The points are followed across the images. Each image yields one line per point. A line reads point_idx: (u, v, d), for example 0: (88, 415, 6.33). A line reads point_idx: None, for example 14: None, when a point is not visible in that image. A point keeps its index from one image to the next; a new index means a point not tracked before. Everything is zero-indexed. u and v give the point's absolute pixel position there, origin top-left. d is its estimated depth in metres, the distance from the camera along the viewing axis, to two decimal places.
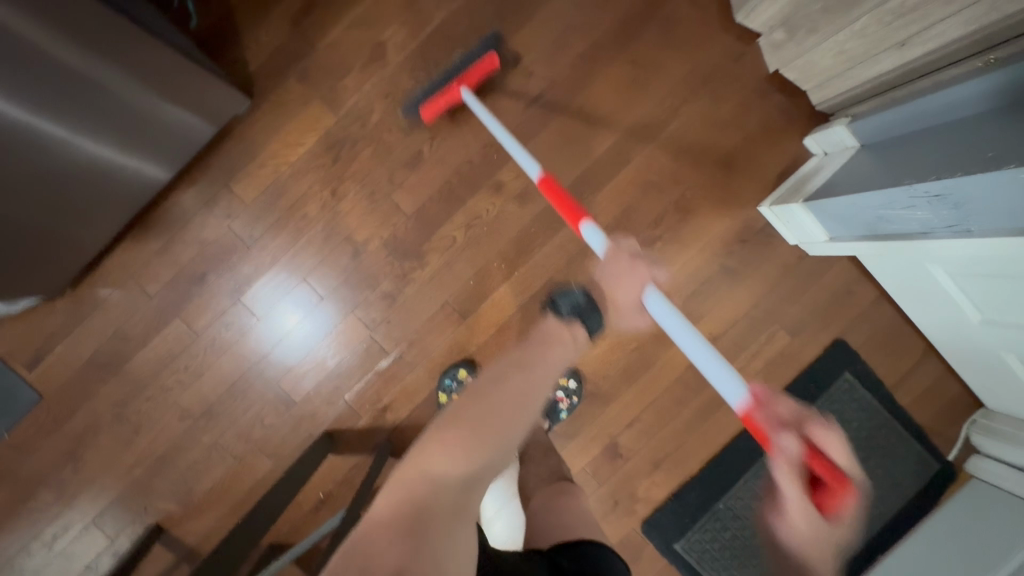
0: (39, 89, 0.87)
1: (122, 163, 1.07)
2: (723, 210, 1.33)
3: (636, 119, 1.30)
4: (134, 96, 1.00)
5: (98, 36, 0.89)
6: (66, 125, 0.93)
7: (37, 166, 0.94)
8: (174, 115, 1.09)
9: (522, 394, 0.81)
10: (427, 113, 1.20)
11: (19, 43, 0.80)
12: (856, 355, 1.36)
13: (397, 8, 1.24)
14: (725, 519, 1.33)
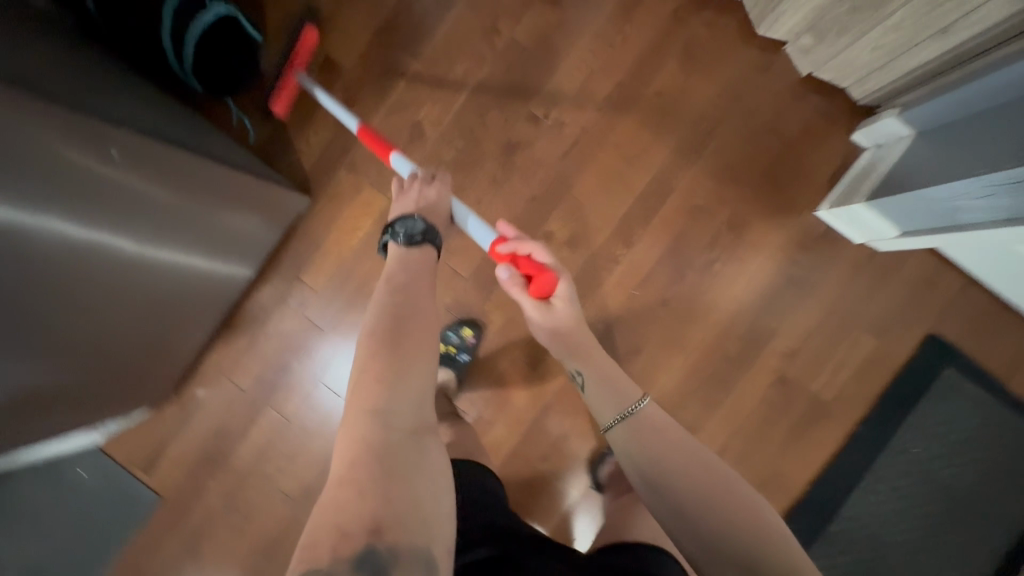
0: (179, 244, 0.99)
1: (212, 278, 1.15)
2: (779, 221, 1.30)
3: (674, 148, 1.30)
4: (233, 224, 1.11)
5: (209, 185, 1.01)
6: (169, 270, 1.00)
7: (169, 304, 1.06)
8: (249, 224, 1.17)
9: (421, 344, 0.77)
10: (280, 108, 1.27)
11: (166, 213, 0.92)
12: (953, 348, 1.27)
13: (428, 87, 1.31)
14: (842, 540, 1.27)
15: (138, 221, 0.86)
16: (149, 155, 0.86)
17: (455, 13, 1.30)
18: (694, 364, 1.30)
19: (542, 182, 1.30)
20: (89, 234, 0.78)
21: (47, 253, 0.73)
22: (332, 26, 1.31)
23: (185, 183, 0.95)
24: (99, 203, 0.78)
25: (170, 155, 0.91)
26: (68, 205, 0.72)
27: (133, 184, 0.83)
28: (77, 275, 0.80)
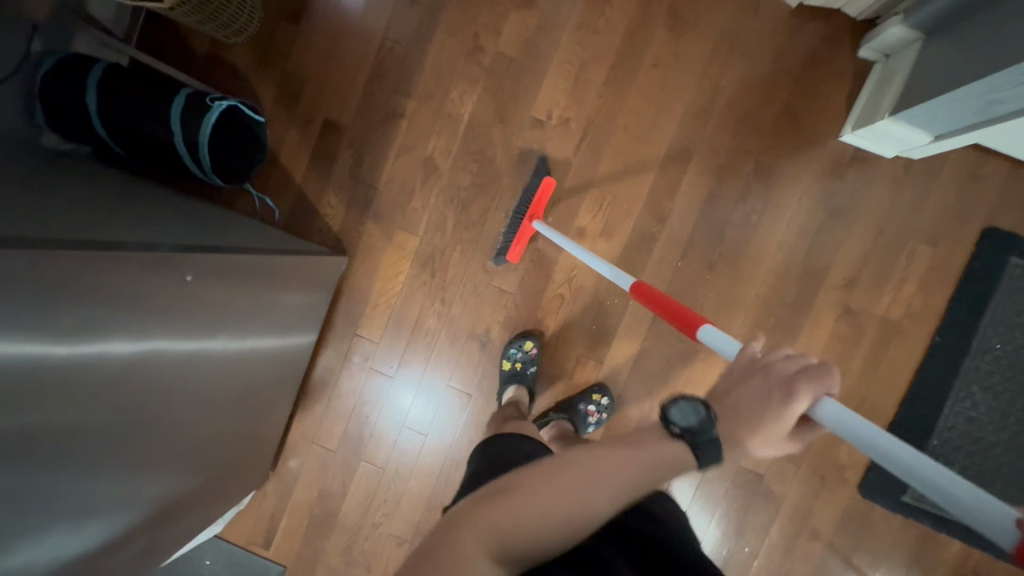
0: (257, 337, 1.06)
1: (289, 354, 1.23)
2: (805, 156, 1.28)
3: (683, 113, 1.29)
4: (295, 303, 1.18)
5: (270, 276, 1.07)
6: (252, 360, 1.07)
7: (259, 387, 1.14)
8: (308, 298, 1.23)
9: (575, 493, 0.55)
10: (513, 256, 1.29)
11: (240, 313, 0.98)
12: (1013, 236, 1.25)
13: (429, 120, 1.32)
14: (946, 453, 1.27)
15: (219, 330, 0.93)
16: (218, 271, 0.92)
17: (436, 42, 1.32)
18: (756, 318, 1.30)
19: (563, 181, 1.31)
20: (183, 356, 0.85)
21: (154, 383, 0.80)
22: (325, 89, 1.34)
23: (253, 283, 1.01)
24: (184, 328, 0.84)
25: (237, 264, 0.97)
26: (160, 340, 0.79)
27: (207, 300, 0.89)
28: (183, 393, 0.88)
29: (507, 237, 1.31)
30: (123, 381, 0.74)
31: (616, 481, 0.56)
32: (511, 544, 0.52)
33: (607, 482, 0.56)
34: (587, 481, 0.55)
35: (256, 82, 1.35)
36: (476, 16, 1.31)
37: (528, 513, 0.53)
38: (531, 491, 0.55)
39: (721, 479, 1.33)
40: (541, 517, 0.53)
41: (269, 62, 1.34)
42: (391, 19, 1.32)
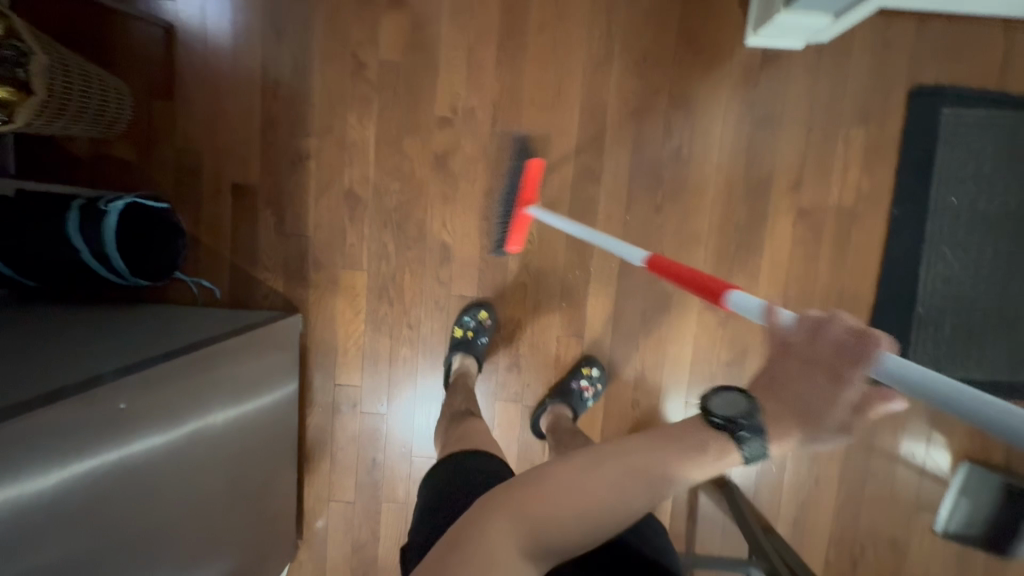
0: (225, 425, 1.01)
1: (273, 416, 1.19)
2: (717, 73, 1.25)
3: (584, 66, 1.25)
4: (259, 377, 1.13)
5: (219, 364, 1.01)
6: (228, 447, 1.03)
7: (247, 468, 1.11)
8: (272, 363, 1.18)
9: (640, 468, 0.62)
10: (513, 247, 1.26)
11: (194, 413, 0.93)
12: (939, 90, 1.23)
13: (337, 152, 1.27)
14: (935, 319, 1.28)
15: (174, 439, 0.88)
16: (157, 381, 0.86)
17: (317, 71, 1.25)
18: (717, 246, 1.29)
19: (488, 172, 1.27)
20: (142, 481, 0.82)
21: (110, 523, 0.77)
22: (221, 154, 1.28)
23: (201, 378, 0.96)
24: (133, 456, 0.80)
25: (176, 366, 0.91)
26: (108, 480, 0.76)
27: (149, 417, 0.84)
28: (159, 511, 0.86)
29: (503, 230, 1.27)
30: (74, 535, 0.71)
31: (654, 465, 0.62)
32: (545, 544, 0.59)
33: (630, 487, 0.61)
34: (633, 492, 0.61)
35: (152, 169, 1.28)
36: (348, 33, 1.24)
37: (553, 513, 0.59)
38: (558, 501, 0.60)
39: None
40: (618, 510, 0.61)
41: (155, 144, 1.28)
42: (263, 63, 1.26)
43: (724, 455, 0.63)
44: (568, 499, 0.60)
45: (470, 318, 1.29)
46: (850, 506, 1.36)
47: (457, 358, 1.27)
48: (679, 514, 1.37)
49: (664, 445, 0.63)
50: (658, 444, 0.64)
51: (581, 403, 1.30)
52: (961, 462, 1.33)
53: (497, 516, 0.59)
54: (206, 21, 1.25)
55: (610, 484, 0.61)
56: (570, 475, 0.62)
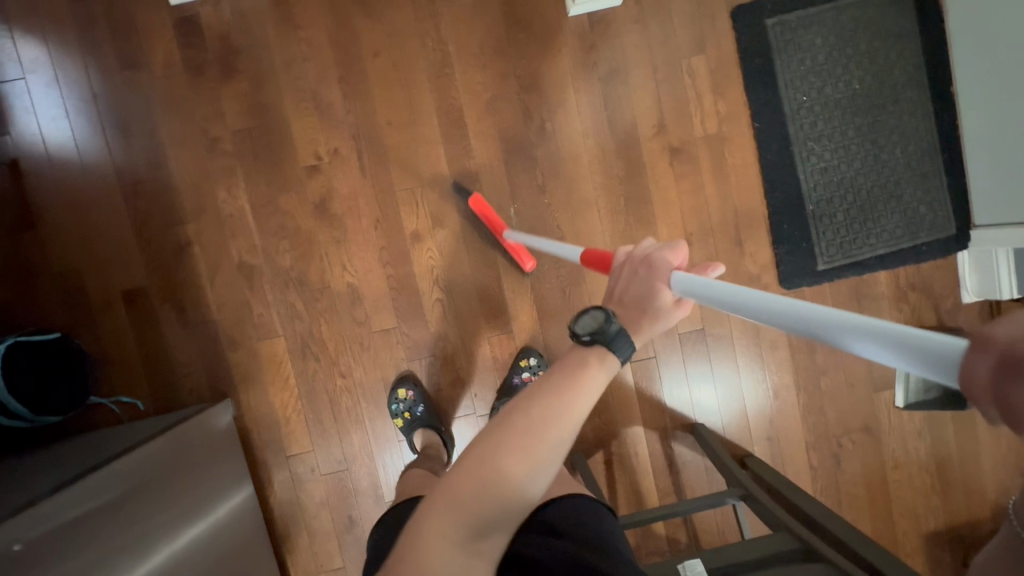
0: (166, 526, 0.97)
1: (223, 508, 1.14)
2: (554, 48, 1.29)
3: (429, 77, 1.28)
4: (190, 471, 1.09)
5: (135, 472, 0.97)
6: (180, 549, 0.98)
7: (211, 564, 1.06)
8: (206, 482, 1.12)
9: (554, 419, 0.60)
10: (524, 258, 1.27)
11: (118, 524, 0.89)
12: (757, 3, 1.30)
13: (218, 230, 1.26)
14: (826, 210, 1.33)
15: (97, 556, 0.83)
16: (59, 514, 0.82)
17: (174, 158, 1.25)
18: (607, 205, 1.32)
19: (370, 205, 1.28)
20: None
21: None
22: (102, 266, 1.25)
23: (123, 500, 0.92)
24: None
25: (88, 492, 0.88)
26: None
27: (54, 544, 0.79)
28: None
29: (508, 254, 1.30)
30: None
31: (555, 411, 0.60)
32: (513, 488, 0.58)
33: (553, 430, 0.60)
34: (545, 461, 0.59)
35: (37, 303, 1.25)
36: (192, 114, 1.25)
37: (505, 459, 0.58)
38: (503, 462, 0.58)
39: (673, 353, 1.36)
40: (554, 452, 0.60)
41: (32, 278, 1.25)
42: (116, 165, 1.25)
43: (594, 367, 0.65)
44: (516, 450, 0.58)
45: (396, 403, 1.27)
46: (814, 407, 1.39)
47: (418, 435, 1.26)
48: (660, 470, 1.37)
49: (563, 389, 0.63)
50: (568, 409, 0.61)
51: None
52: None
53: (467, 478, 0.57)
54: (47, 142, 1.24)
55: (526, 444, 0.58)
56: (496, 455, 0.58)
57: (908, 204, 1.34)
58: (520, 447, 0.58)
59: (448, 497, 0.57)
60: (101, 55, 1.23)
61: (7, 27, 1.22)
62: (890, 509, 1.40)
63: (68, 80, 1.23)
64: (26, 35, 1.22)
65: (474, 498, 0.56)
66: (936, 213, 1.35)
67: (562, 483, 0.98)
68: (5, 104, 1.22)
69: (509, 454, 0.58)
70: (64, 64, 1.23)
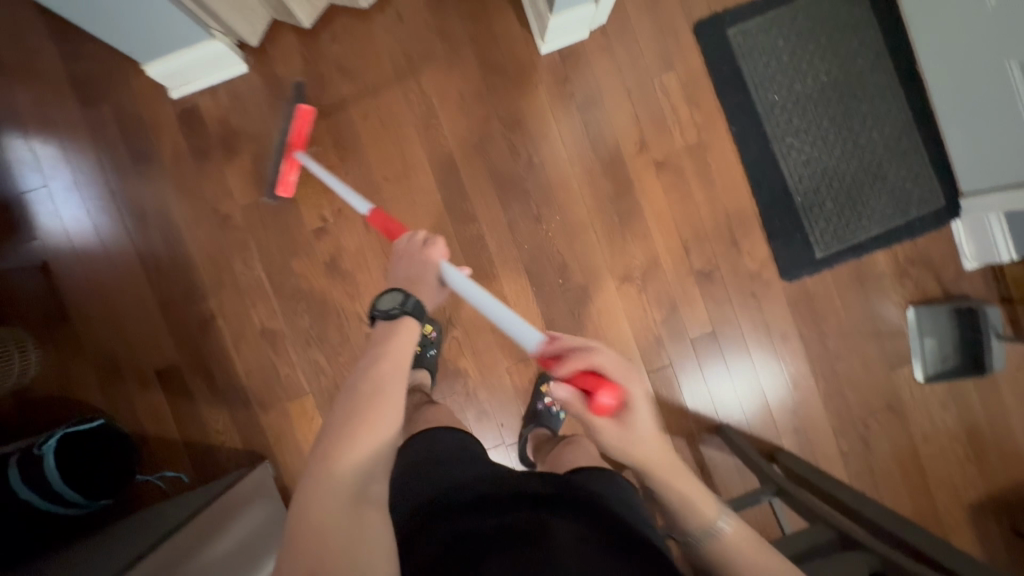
0: None
1: None
2: (530, 86, 1.36)
3: (417, 129, 1.35)
4: (250, 532, 1.11)
5: (201, 539, 0.99)
6: None
7: None
8: (252, 522, 1.15)
9: (372, 398, 0.76)
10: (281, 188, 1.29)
11: None
12: (718, 15, 1.36)
13: (238, 300, 1.33)
14: (815, 200, 1.37)
15: None
16: None
17: (190, 239, 1.33)
18: (602, 224, 1.37)
19: (378, 256, 1.34)
20: None
21: None
22: (134, 349, 1.32)
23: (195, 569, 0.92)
24: None
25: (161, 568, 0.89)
26: None
27: None
28: None
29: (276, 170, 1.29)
30: None
31: (379, 391, 0.77)
32: (362, 478, 0.68)
33: (380, 414, 0.74)
34: (393, 414, 0.75)
35: (77, 393, 1.31)
36: (203, 196, 1.33)
37: (346, 458, 0.69)
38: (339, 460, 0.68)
39: (687, 357, 1.39)
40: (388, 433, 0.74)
41: (70, 370, 1.31)
42: (137, 253, 1.33)
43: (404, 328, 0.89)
44: (348, 445, 0.70)
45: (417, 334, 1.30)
46: (834, 392, 1.40)
47: None
48: (693, 475, 1.39)
49: (389, 351, 0.84)
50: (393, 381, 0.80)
51: (556, 419, 1.32)
52: (908, 308, 1.40)
53: (315, 489, 0.66)
54: (72, 241, 1.32)
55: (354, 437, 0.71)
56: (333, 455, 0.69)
57: (894, 183, 1.38)
58: (345, 436, 0.71)
59: (301, 514, 0.65)
60: (114, 154, 1.32)
61: (27, 141, 1.31)
62: (927, 484, 1.39)
63: (87, 181, 1.32)
64: (43, 146, 1.31)
65: (322, 509, 0.64)
66: (923, 187, 1.38)
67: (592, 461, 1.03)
68: (32, 211, 1.32)
69: (346, 449, 0.69)
70: (80, 166, 1.32)
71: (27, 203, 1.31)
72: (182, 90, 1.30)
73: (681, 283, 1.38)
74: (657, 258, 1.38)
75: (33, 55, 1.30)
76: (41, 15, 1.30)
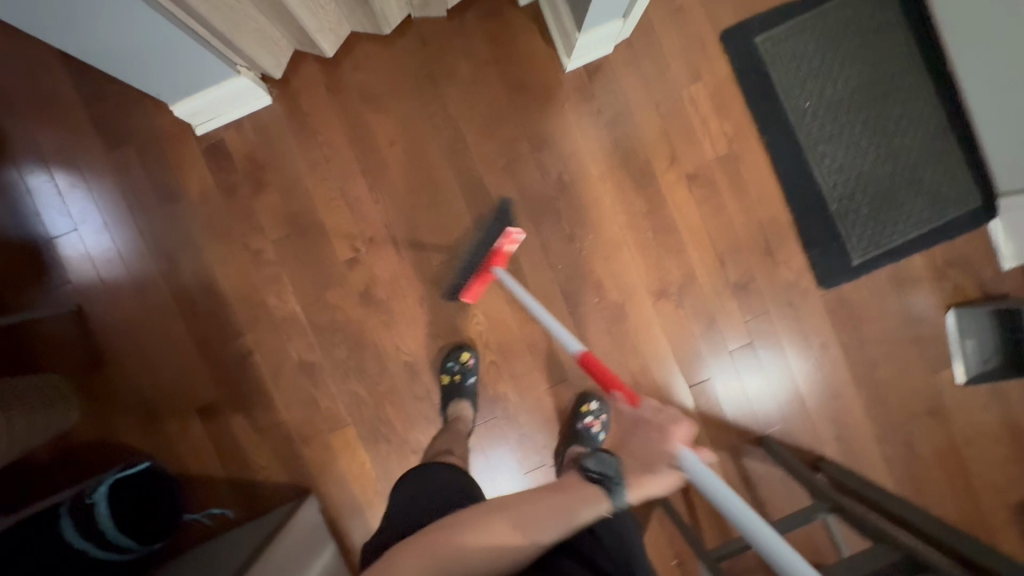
0: None
1: None
2: (557, 104, 1.34)
3: (445, 154, 1.34)
4: (309, 568, 1.11)
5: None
6: None
7: None
8: (310, 557, 1.14)
9: (538, 505, 0.76)
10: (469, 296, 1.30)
11: None
12: (744, 23, 1.34)
13: (274, 335, 1.32)
14: (850, 206, 1.36)
15: None
16: None
17: (223, 275, 1.32)
18: (636, 241, 1.36)
19: (412, 284, 1.33)
20: None
21: None
22: (173, 389, 1.32)
23: None
24: None
25: None
26: None
27: None
28: None
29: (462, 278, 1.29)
30: None
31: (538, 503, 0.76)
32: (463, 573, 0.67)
33: (534, 523, 0.73)
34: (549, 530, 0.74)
35: (119, 436, 1.31)
36: (233, 232, 1.31)
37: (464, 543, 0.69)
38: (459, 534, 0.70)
39: (726, 370, 1.38)
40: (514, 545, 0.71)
41: (110, 414, 1.31)
42: (171, 292, 1.32)
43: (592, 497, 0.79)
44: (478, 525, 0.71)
45: (454, 362, 1.31)
46: (876, 398, 1.39)
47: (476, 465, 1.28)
48: (737, 488, 1.38)
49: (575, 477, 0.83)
50: (554, 500, 0.78)
51: (592, 439, 1.32)
52: (948, 310, 1.39)
53: (409, 552, 0.69)
54: (105, 284, 1.31)
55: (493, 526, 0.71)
56: (457, 531, 0.70)
57: (929, 185, 1.36)
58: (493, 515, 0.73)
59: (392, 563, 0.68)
60: (141, 195, 1.31)
61: (53, 185, 1.30)
62: (973, 487, 1.38)
63: (116, 223, 1.31)
64: (70, 189, 1.30)
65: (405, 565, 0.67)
66: (958, 188, 1.37)
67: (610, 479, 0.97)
68: (62, 256, 1.31)
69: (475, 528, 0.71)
70: (108, 209, 1.31)
71: (57, 248, 1.31)
72: (207, 126, 1.29)
73: (717, 296, 1.37)
74: (693, 273, 1.37)
75: (56, 99, 1.29)
76: (62, 57, 1.29)
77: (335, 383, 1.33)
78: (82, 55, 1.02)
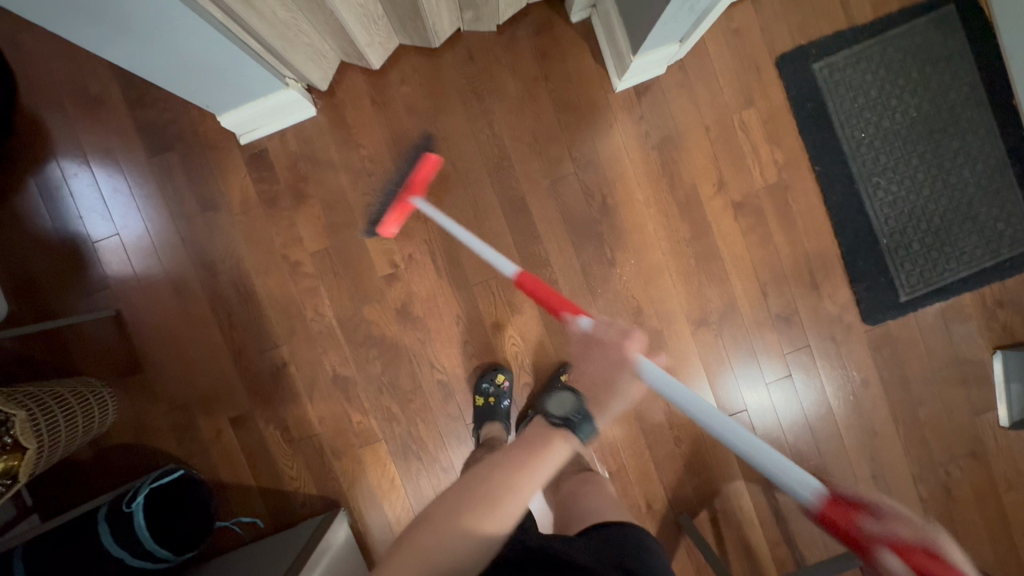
0: None
1: None
2: (605, 125, 1.32)
3: (488, 171, 1.31)
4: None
5: None
6: None
7: None
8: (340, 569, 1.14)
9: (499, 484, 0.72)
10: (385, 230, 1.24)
11: None
12: (802, 49, 1.31)
13: (310, 347, 1.32)
14: (900, 242, 1.32)
15: None
16: None
17: (261, 285, 1.31)
18: (678, 267, 1.33)
19: (450, 303, 1.32)
20: None
21: None
22: (208, 397, 1.32)
23: None
24: None
25: None
26: None
27: None
28: None
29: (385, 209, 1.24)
30: None
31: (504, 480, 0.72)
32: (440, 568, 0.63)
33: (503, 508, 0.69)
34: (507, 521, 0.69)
35: (154, 442, 1.32)
36: (272, 243, 1.31)
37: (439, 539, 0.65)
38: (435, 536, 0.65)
39: (762, 402, 1.36)
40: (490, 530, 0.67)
41: (145, 419, 1.32)
42: (209, 301, 1.31)
43: (558, 443, 0.78)
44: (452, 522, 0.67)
45: (488, 384, 1.29)
46: (915, 437, 1.36)
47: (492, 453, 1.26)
48: (767, 521, 1.36)
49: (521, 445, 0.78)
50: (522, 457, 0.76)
51: None
52: (996, 352, 1.35)
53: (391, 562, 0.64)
54: (143, 289, 1.31)
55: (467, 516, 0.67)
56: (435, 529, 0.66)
57: (985, 222, 1.32)
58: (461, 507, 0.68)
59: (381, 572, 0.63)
60: (183, 202, 1.30)
61: (95, 189, 1.30)
62: (1012, 533, 1.35)
63: (156, 229, 1.30)
64: (112, 193, 1.30)
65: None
66: (1016, 227, 1.32)
67: (613, 508, 0.92)
68: (102, 259, 1.31)
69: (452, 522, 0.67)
70: (150, 213, 1.30)
71: (97, 252, 1.31)
72: (251, 135, 1.28)
73: (758, 326, 1.34)
74: (735, 302, 1.34)
75: (102, 103, 1.29)
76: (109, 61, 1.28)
77: (367, 397, 1.32)
78: (153, 77, 1.02)
